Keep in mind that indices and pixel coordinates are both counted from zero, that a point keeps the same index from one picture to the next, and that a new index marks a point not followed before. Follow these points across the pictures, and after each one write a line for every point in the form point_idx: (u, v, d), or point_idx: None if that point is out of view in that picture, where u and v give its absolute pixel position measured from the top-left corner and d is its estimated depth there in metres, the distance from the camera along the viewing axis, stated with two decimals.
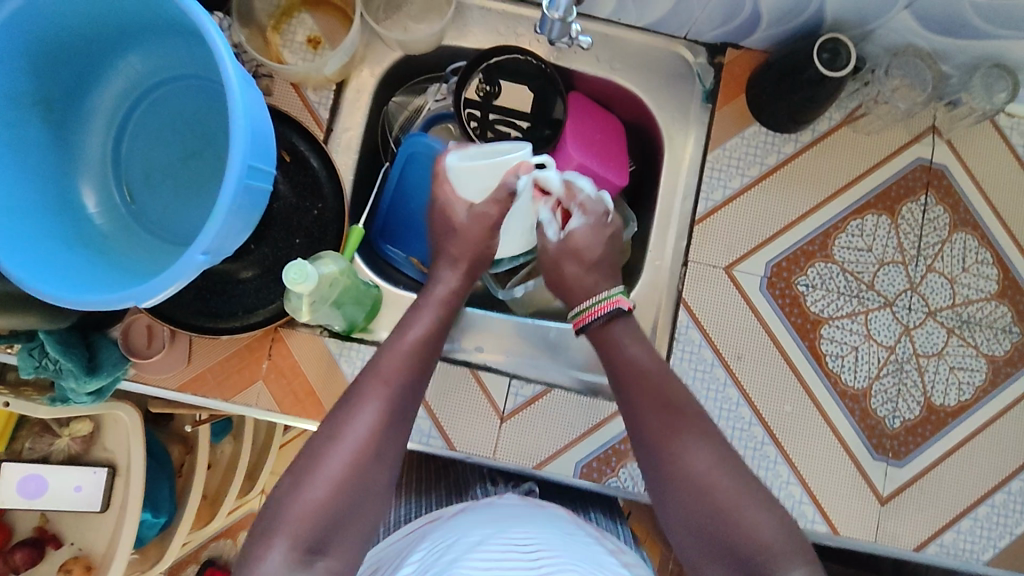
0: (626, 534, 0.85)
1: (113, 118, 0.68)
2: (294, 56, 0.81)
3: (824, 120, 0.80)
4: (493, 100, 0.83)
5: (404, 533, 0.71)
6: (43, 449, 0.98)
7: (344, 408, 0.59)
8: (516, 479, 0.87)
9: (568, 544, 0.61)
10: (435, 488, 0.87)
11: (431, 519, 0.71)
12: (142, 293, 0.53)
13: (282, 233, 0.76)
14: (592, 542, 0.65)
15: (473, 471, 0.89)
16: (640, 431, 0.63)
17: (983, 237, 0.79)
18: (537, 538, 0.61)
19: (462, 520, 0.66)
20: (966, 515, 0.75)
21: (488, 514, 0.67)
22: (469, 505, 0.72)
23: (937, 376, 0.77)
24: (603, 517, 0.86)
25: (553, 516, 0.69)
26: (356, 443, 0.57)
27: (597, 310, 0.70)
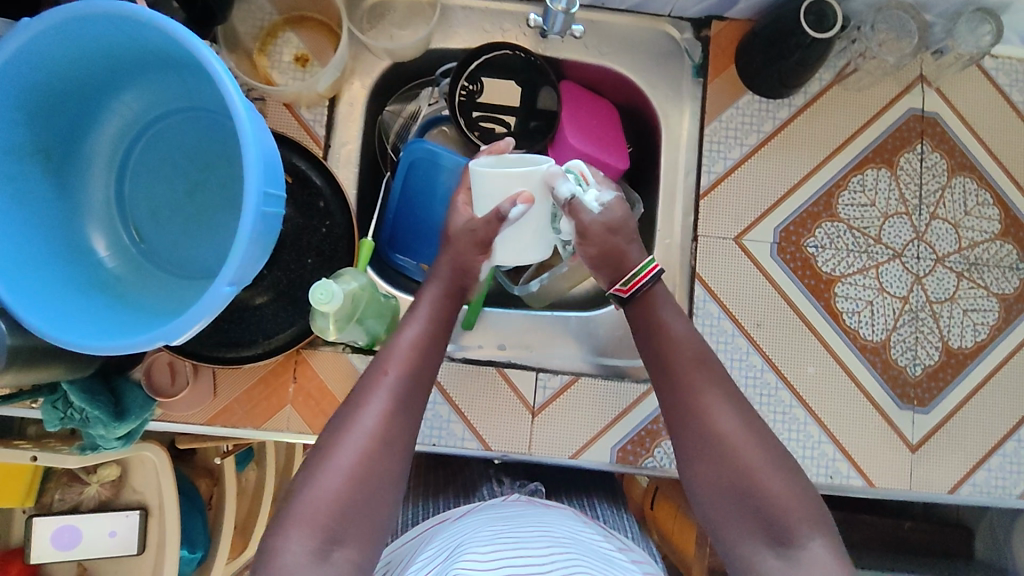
0: (637, 532, 0.84)
1: (113, 159, 0.67)
2: (283, 76, 0.80)
3: (815, 82, 0.81)
4: (477, 98, 0.83)
5: (416, 534, 0.71)
6: (72, 499, 0.97)
7: (350, 411, 0.60)
8: (523, 482, 0.87)
9: (579, 543, 0.61)
10: (443, 492, 0.85)
11: (441, 520, 0.71)
12: (170, 331, 0.52)
13: (294, 254, 0.77)
14: (603, 543, 0.65)
15: (481, 473, 0.88)
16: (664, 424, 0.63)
17: (982, 179, 0.80)
18: (549, 538, 0.61)
19: (473, 522, 0.66)
20: (995, 452, 0.77)
21: (499, 515, 0.67)
22: (481, 505, 0.72)
23: (952, 319, 0.78)
24: (610, 514, 0.84)
25: (565, 518, 0.69)
26: (360, 446, 0.57)
27: (640, 279, 0.67)
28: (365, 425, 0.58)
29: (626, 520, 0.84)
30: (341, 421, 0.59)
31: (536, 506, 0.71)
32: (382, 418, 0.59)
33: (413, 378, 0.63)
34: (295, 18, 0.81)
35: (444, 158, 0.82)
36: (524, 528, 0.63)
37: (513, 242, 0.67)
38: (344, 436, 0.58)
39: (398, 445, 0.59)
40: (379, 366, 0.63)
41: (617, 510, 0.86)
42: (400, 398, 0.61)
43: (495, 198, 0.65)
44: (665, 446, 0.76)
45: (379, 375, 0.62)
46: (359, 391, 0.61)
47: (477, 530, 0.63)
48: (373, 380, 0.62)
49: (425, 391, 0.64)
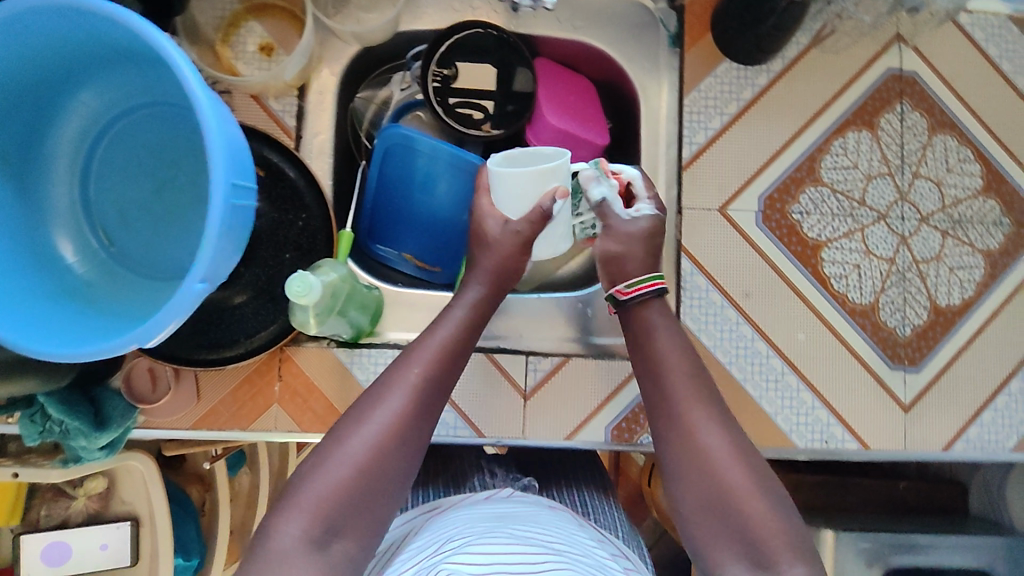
0: (627, 530, 0.81)
1: (76, 160, 0.65)
2: (249, 67, 0.78)
3: (791, 47, 0.80)
4: (451, 83, 0.81)
5: (408, 520, 0.71)
6: (59, 514, 0.95)
7: (368, 403, 0.58)
8: (516, 475, 0.85)
9: (570, 548, 0.58)
10: (434, 480, 0.84)
11: (433, 509, 0.71)
12: (144, 333, 0.50)
13: (271, 249, 0.75)
14: (595, 546, 0.61)
15: (471, 463, 0.87)
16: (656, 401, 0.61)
17: (962, 136, 0.80)
18: (541, 539, 0.58)
19: (470, 516, 0.63)
20: (987, 407, 0.77)
21: (490, 512, 0.64)
22: (471, 497, 0.71)
23: (939, 278, 0.78)
24: (600, 508, 0.82)
25: (560, 519, 0.65)
26: (373, 441, 0.55)
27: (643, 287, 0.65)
28: (381, 418, 0.57)
29: (620, 520, 0.82)
30: (357, 413, 0.57)
31: (531, 506, 0.68)
32: (400, 414, 0.57)
33: (439, 380, 0.60)
34: (257, 6, 0.79)
35: (420, 142, 0.79)
36: (516, 525, 0.60)
37: (549, 240, 0.70)
38: (360, 428, 0.56)
39: (413, 446, 0.57)
40: (408, 359, 0.61)
41: (608, 500, 0.86)
42: (417, 398, 0.58)
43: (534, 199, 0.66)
44: None
45: (404, 370, 0.60)
46: (380, 383, 0.59)
47: (466, 527, 0.60)
48: (397, 373, 0.60)
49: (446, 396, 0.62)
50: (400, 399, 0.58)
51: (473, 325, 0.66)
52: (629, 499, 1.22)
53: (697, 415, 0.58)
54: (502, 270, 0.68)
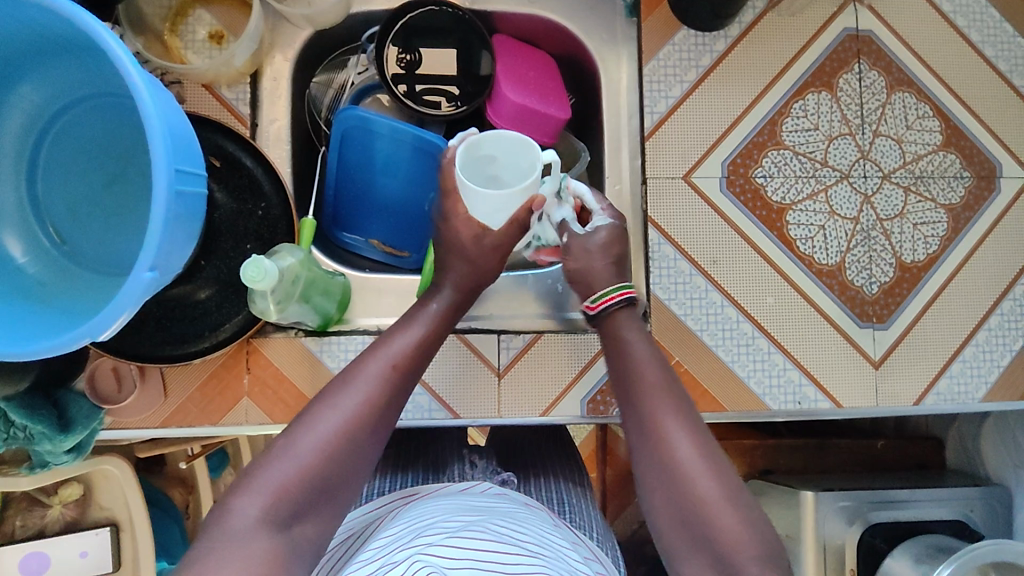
0: (601, 529, 0.79)
1: (20, 156, 0.63)
2: (199, 56, 0.76)
3: (747, 12, 0.79)
4: (416, 69, 0.80)
5: (382, 507, 0.70)
6: (35, 523, 0.93)
7: (339, 387, 0.57)
8: (495, 468, 0.84)
9: (536, 546, 0.57)
10: (413, 465, 0.83)
11: (409, 496, 0.70)
12: (94, 325, 0.49)
13: (231, 241, 0.73)
14: (565, 546, 0.61)
15: (451, 450, 0.87)
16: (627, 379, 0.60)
17: (920, 93, 0.80)
18: (512, 535, 0.57)
19: (444, 508, 0.63)
20: (955, 359, 0.78)
21: (467, 505, 0.64)
22: (446, 488, 0.71)
23: (904, 235, 0.79)
24: (575, 498, 0.82)
25: (533, 518, 0.64)
26: (342, 427, 0.55)
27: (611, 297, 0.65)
28: (352, 401, 0.56)
29: (591, 516, 0.79)
30: (329, 399, 0.56)
31: (509, 503, 0.67)
32: (367, 400, 0.56)
33: (410, 373, 0.60)
34: None
35: (377, 123, 0.77)
36: (491, 519, 0.59)
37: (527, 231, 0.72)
38: (324, 413, 0.55)
39: (380, 433, 0.57)
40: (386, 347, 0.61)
41: (584, 487, 0.85)
42: (386, 386, 0.58)
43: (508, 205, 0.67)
44: None
45: (378, 360, 0.59)
46: (352, 368, 0.59)
47: (440, 517, 0.59)
48: (372, 359, 0.59)
49: (415, 388, 0.62)
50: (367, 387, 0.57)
51: (445, 310, 0.67)
52: (615, 476, 1.23)
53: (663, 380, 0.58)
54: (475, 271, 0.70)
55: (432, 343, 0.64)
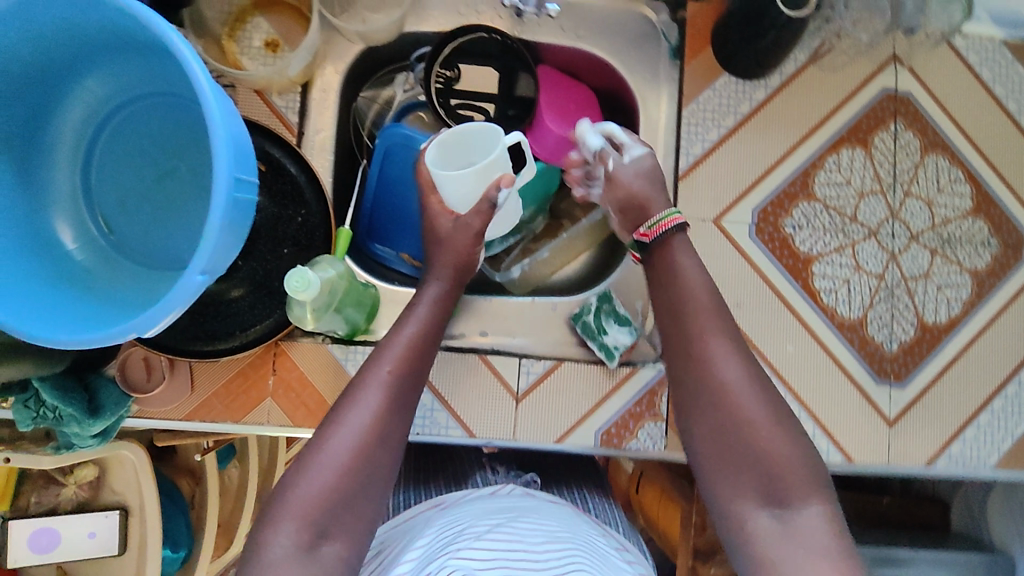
0: (627, 527, 0.82)
1: (77, 147, 0.65)
2: (253, 62, 0.78)
3: (790, 63, 0.81)
4: (454, 85, 0.83)
5: (413, 520, 0.70)
6: (50, 501, 0.95)
7: (343, 405, 0.59)
8: (518, 472, 0.87)
9: (568, 545, 0.58)
10: (434, 479, 0.84)
11: (436, 505, 0.71)
12: (143, 321, 0.51)
13: (270, 244, 0.76)
14: (600, 539, 0.65)
15: (471, 463, 0.88)
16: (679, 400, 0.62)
17: (954, 157, 0.81)
18: (537, 534, 0.58)
19: (474, 514, 0.64)
20: (970, 424, 0.79)
21: (500, 510, 0.64)
22: (472, 494, 0.72)
23: (927, 296, 0.79)
24: (600, 504, 0.84)
25: (566, 515, 0.67)
26: (352, 442, 0.57)
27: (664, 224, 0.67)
28: (364, 415, 0.58)
29: (619, 516, 0.83)
30: (337, 417, 0.59)
31: (545, 506, 0.68)
32: (378, 412, 0.59)
33: (408, 378, 0.62)
34: (264, 2, 0.79)
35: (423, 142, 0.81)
36: (514, 521, 0.61)
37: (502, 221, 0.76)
38: (339, 429, 0.58)
39: (390, 442, 0.59)
40: (383, 356, 0.63)
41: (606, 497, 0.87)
42: (395, 396, 0.61)
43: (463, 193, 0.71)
44: (649, 428, 0.77)
45: (376, 371, 0.61)
46: (355, 385, 0.61)
47: (471, 524, 0.60)
48: (379, 366, 0.62)
49: (421, 389, 0.64)
50: (382, 394, 0.60)
51: (444, 309, 0.70)
52: None
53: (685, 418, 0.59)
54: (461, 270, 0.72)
55: (432, 348, 0.67)
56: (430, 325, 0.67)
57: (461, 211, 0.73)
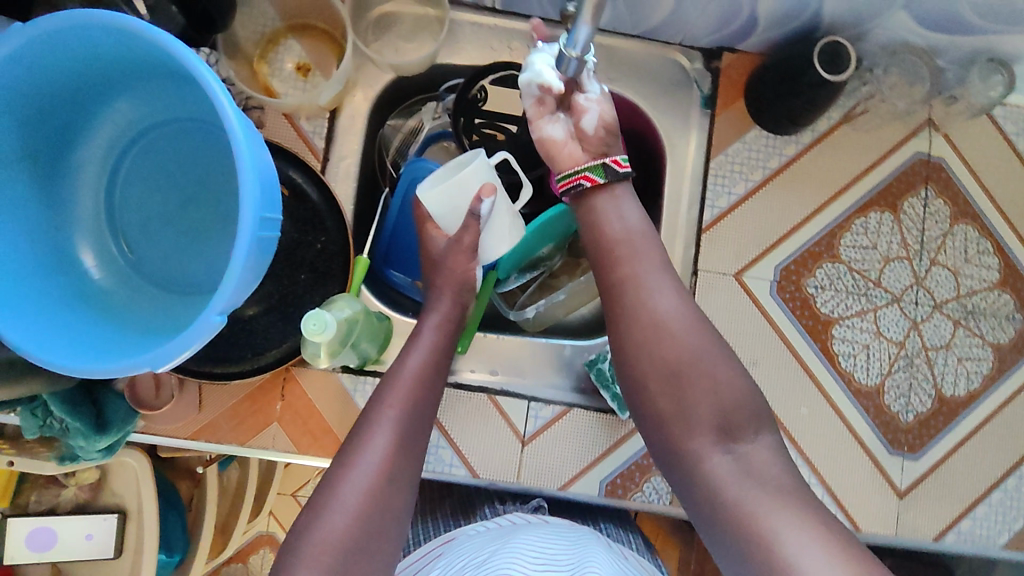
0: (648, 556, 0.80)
1: (103, 168, 0.65)
2: (284, 85, 0.78)
3: (823, 120, 0.80)
4: (480, 106, 0.81)
5: (419, 557, 0.70)
6: (49, 500, 0.96)
7: (354, 446, 0.59)
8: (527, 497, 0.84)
9: (573, 565, 0.60)
10: (441, 506, 0.85)
11: (447, 541, 0.70)
12: (158, 357, 0.51)
13: (287, 268, 0.75)
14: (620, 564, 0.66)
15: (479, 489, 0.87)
16: (663, 450, 0.61)
17: (983, 227, 0.80)
18: (539, 556, 0.61)
19: (478, 548, 0.64)
20: (981, 502, 0.77)
21: (501, 538, 0.65)
22: (477, 526, 0.71)
23: (946, 367, 0.78)
24: (614, 529, 0.82)
25: (578, 535, 0.68)
26: (366, 484, 0.57)
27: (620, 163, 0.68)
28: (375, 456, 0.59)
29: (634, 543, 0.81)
30: (348, 461, 0.59)
31: (550, 526, 0.69)
32: (387, 453, 0.59)
33: (415, 414, 0.63)
34: (298, 25, 0.79)
35: None
36: (511, 543, 0.63)
37: (497, 236, 0.73)
38: (350, 472, 0.58)
39: (402, 481, 0.59)
40: (389, 392, 0.63)
41: (625, 531, 0.83)
42: (403, 434, 0.61)
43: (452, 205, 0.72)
44: (654, 481, 0.76)
45: (383, 410, 0.62)
46: (362, 424, 0.61)
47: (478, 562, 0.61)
48: (382, 404, 0.63)
49: (427, 424, 0.65)
50: (392, 433, 0.60)
51: (450, 346, 0.71)
52: None
53: (695, 486, 0.58)
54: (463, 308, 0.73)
55: (437, 390, 0.67)
56: (435, 358, 0.68)
57: (453, 230, 0.74)
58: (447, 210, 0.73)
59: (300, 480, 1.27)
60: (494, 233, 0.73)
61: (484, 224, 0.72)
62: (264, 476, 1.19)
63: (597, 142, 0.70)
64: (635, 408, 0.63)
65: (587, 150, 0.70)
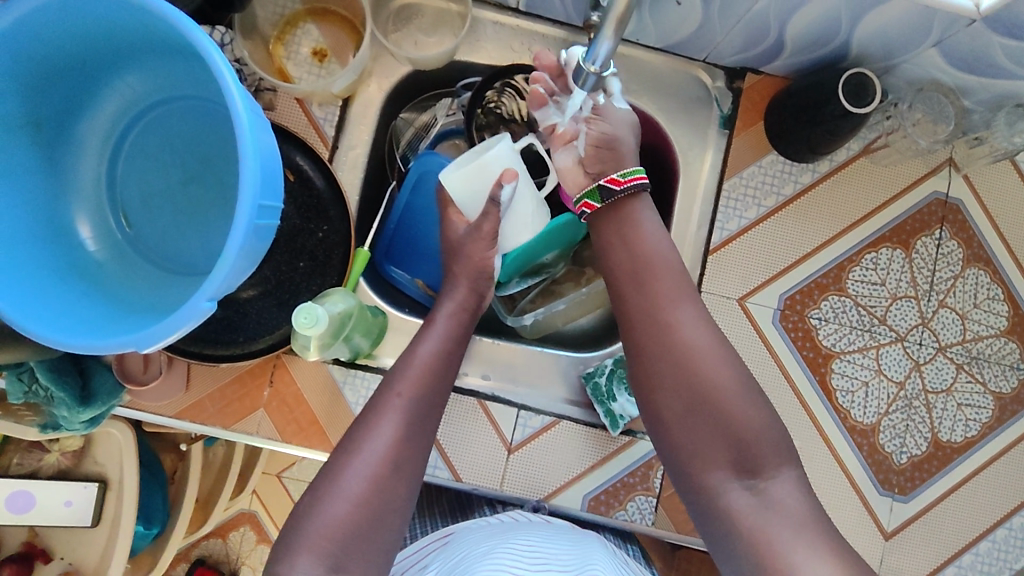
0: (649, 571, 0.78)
1: (107, 139, 0.64)
2: (298, 69, 0.77)
3: (842, 151, 0.78)
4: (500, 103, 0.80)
5: (419, 547, 0.68)
6: (30, 465, 0.96)
7: (359, 438, 0.58)
8: None
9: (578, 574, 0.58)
10: (439, 501, 0.82)
11: (447, 533, 0.67)
12: (144, 338, 0.50)
13: (286, 255, 0.74)
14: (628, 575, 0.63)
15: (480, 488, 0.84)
16: (677, 468, 0.60)
17: (995, 273, 0.79)
18: (544, 555, 0.60)
19: (479, 542, 0.62)
20: (968, 550, 0.76)
21: (502, 534, 0.63)
22: (481, 520, 0.69)
23: (945, 412, 0.77)
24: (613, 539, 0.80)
25: (584, 541, 0.66)
26: (367, 474, 0.56)
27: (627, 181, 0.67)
28: (376, 452, 0.57)
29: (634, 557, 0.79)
30: (345, 452, 0.57)
31: (554, 528, 0.67)
32: (391, 448, 0.58)
33: (424, 404, 0.62)
34: (318, 10, 0.78)
35: None
36: (516, 535, 0.62)
37: (518, 223, 0.75)
38: (352, 462, 0.57)
39: (400, 481, 0.58)
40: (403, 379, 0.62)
41: (625, 540, 0.81)
42: (410, 429, 0.60)
43: (476, 188, 0.73)
44: (638, 501, 0.75)
45: (390, 398, 0.60)
46: (366, 416, 0.60)
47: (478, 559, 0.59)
48: (388, 397, 0.61)
49: (436, 418, 0.63)
50: (395, 427, 0.59)
51: (461, 341, 0.69)
52: None
53: None
54: (472, 307, 0.72)
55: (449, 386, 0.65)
56: (449, 348, 0.66)
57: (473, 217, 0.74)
58: (471, 191, 0.73)
59: (285, 461, 1.28)
60: (515, 220, 0.74)
61: (505, 210, 0.73)
62: (249, 454, 1.19)
63: (595, 159, 0.70)
64: (653, 423, 0.62)
65: (590, 171, 0.72)
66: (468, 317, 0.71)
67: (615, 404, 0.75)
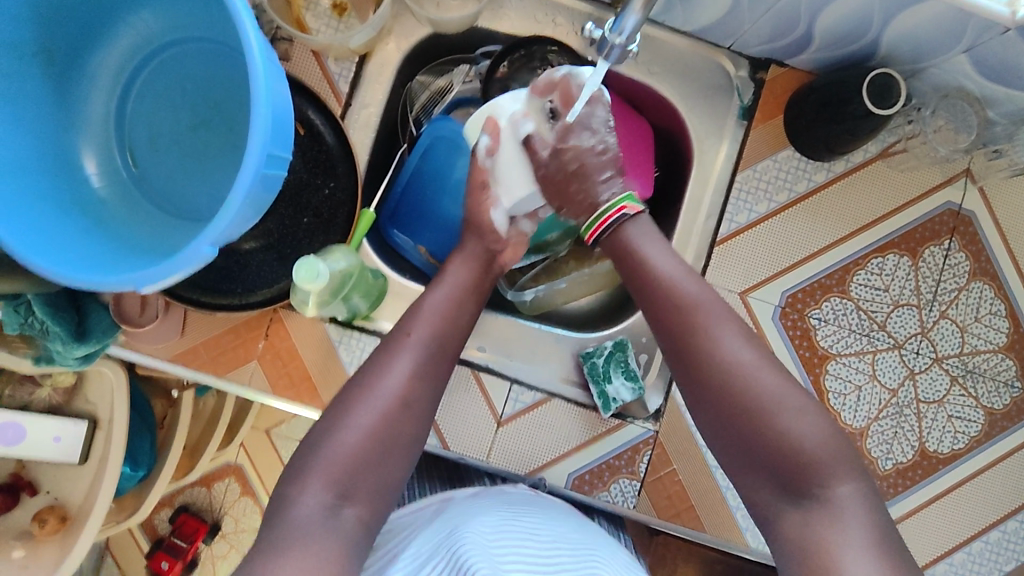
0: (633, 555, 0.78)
1: (118, 76, 0.63)
2: (317, 22, 0.76)
3: (859, 152, 0.77)
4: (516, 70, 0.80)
5: (415, 507, 0.69)
6: (22, 398, 0.95)
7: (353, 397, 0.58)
8: None
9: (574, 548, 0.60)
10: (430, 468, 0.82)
11: (442, 497, 0.68)
12: (142, 278, 0.49)
13: (291, 209, 0.74)
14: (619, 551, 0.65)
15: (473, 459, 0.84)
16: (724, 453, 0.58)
17: (1000, 289, 0.78)
18: (548, 528, 0.62)
19: (486, 505, 0.64)
20: (943, 559, 0.77)
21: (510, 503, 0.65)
22: (476, 488, 0.70)
23: (935, 423, 0.77)
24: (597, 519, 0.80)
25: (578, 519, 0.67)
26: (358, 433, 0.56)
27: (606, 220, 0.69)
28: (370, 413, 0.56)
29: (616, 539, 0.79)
30: (334, 409, 0.57)
31: (554, 505, 0.68)
32: (386, 412, 0.57)
33: (424, 371, 0.61)
34: None
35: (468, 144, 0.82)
36: (506, 522, 0.60)
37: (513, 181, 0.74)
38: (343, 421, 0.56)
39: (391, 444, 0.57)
40: (407, 334, 0.62)
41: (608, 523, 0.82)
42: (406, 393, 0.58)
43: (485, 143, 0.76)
44: (622, 484, 0.75)
45: (386, 361, 0.60)
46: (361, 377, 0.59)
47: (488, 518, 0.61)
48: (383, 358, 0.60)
49: (438, 384, 0.62)
50: (390, 391, 0.58)
51: (465, 306, 0.68)
52: None
53: None
54: (478, 278, 0.70)
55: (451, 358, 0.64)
56: (457, 305, 0.66)
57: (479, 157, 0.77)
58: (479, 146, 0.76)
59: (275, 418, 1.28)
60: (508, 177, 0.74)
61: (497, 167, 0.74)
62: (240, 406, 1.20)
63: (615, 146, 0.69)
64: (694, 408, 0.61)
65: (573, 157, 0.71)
66: (473, 286, 0.69)
67: (609, 387, 0.75)
